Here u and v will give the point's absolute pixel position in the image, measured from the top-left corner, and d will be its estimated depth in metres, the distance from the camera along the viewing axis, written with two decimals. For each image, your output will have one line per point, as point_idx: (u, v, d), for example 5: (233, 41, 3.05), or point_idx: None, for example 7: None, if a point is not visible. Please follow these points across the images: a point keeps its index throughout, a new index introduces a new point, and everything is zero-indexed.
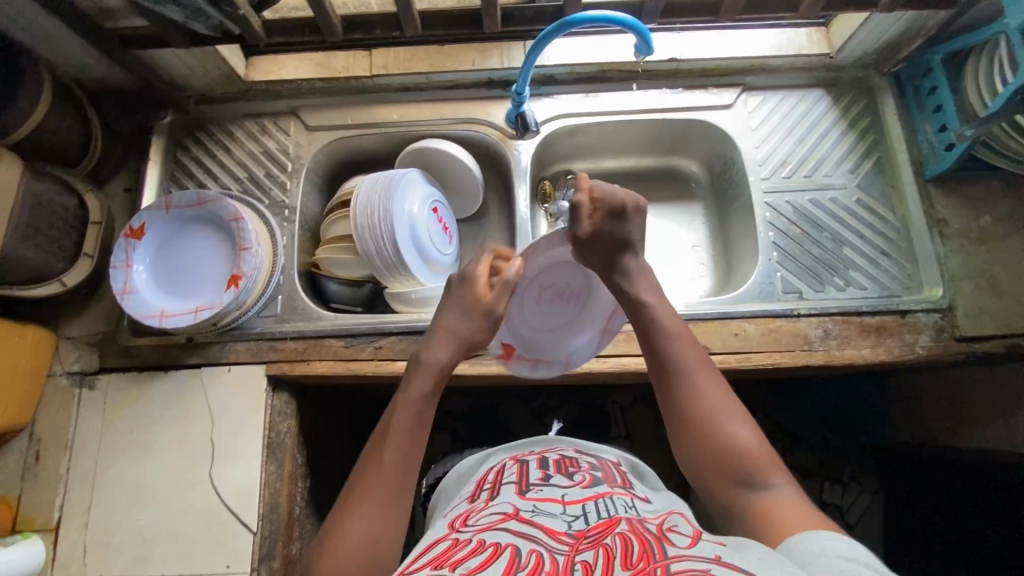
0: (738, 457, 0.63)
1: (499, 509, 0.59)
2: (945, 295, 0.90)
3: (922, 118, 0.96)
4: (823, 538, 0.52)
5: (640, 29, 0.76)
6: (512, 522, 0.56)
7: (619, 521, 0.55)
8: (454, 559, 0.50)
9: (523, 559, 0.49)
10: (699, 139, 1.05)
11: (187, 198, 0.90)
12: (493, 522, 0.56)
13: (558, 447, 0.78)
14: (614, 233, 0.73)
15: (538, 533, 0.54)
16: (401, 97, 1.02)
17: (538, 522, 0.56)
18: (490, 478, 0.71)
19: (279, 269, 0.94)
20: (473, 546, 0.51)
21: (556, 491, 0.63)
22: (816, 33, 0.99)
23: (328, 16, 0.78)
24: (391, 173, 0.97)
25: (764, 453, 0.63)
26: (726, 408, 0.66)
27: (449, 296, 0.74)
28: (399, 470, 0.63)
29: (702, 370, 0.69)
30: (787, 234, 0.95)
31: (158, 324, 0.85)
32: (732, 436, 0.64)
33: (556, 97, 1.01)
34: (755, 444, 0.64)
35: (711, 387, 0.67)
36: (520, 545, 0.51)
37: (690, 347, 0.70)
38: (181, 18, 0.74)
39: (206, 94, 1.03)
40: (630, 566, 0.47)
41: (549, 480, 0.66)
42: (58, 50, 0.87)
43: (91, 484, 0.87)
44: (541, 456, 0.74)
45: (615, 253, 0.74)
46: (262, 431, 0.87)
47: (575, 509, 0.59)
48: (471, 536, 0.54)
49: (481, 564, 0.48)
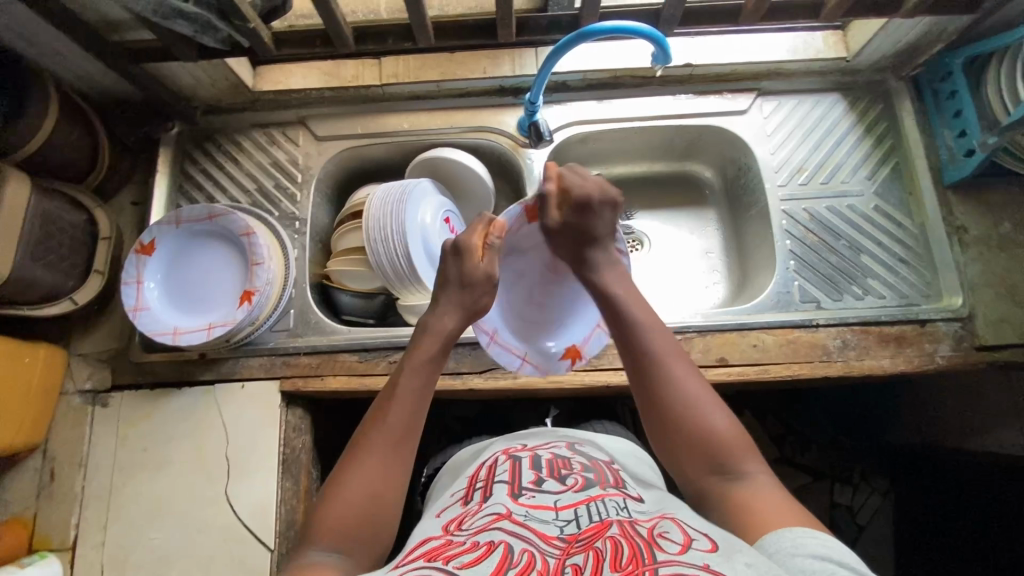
0: (712, 442, 0.63)
1: (492, 510, 0.58)
2: (965, 304, 0.89)
3: (941, 122, 0.94)
4: (799, 536, 0.52)
5: (658, 39, 0.75)
6: (505, 522, 0.55)
7: (610, 525, 0.54)
8: (447, 554, 0.51)
9: (515, 558, 0.49)
10: (712, 144, 1.04)
11: (198, 211, 0.88)
12: (487, 523, 0.56)
13: (552, 445, 0.75)
14: (585, 223, 0.75)
15: (530, 536, 0.53)
16: (411, 106, 1.01)
17: (531, 525, 0.55)
18: (483, 473, 0.70)
19: (291, 283, 0.93)
20: (467, 545, 0.52)
21: (549, 497, 0.61)
22: (833, 37, 0.97)
23: (339, 27, 0.77)
24: (402, 184, 0.96)
25: (736, 436, 0.63)
26: (700, 394, 0.65)
27: (445, 256, 0.75)
28: (400, 426, 0.63)
29: (675, 359, 0.68)
30: (804, 242, 0.94)
31: (172, 341, 0.84)
32: (705, 422, 0.64)
33: (568, 104, 0.99)
34: (728, 427, 0.64)
35: (684, 373, 0.66)
36: (513, 543, 0.51)
37: (662, 336, 0.69)
38: (189, 32, 0.72)
39: (213, 105, 1.01)
40: (619, 569, 0.46)
41: (541, 486, 0.63)
42: (63, 63, 0.85)
43: (106, 503, 0.86)
44: (535, 454, 0.72)
45: (581, 247, 0.76)
46: (278, 447, 0.87)
47: (568, 514, 0.57)
48: (465, 538, 0.54)
49: (474, 560, 0.49)
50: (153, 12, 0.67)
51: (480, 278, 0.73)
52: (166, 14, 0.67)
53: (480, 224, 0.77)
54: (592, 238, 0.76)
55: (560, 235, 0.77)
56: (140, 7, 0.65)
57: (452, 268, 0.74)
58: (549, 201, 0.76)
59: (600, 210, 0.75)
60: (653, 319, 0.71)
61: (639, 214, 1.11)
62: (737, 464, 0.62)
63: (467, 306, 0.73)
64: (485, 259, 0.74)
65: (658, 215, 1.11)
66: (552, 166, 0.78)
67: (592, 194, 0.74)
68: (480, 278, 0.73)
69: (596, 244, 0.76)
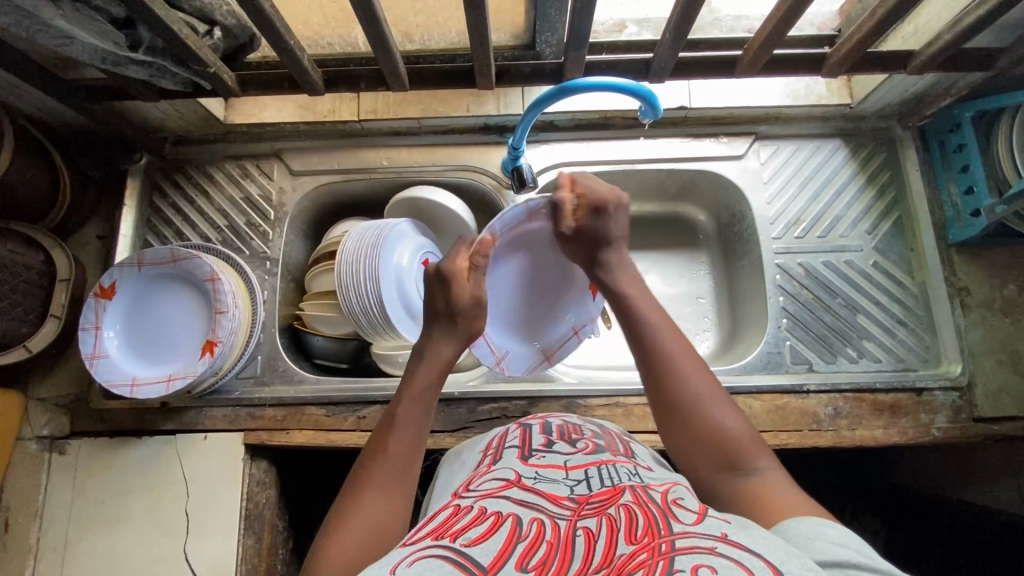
0: (719, 441, 0.55)
1: (500, 475, 0.53)
2: (964, 372, 0.84)
3: (947, 177, 0.89)
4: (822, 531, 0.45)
5: (647, 94, 0.72)
6: (514, 489, 0.50)
7: (623, 491, 0.49)
8: (454, 530, 0.44)
9: (523, 531, 0.43)
10: (706, 189, 0.99)
11: (161, 255, 0.84)
12: (494, 489, 0.50)
13: (564, 416, 0.70)
14: (601, 228, 0.69)
15: (540, 500, 0.48)
16: (392, 141, 0.96)
17: (540, 488, 0.50)
18: (494, 441, 0.65)
19: (259, 328, 0.89)
20: (474, 514, 0.46)
21: (559, 457, 0.57)
22: (836, 81, 0.92)
23: (307, 71, 0.73)
24: (381, 224, 0.90)
25: (748, 436, 0.55)
26: (710, 392, 0.57)
27: (430, 283, 0.70)
28: (403, 453, 0.58)
29: (687, 357, 0.60)
30: (798, 299, 0.90)
31: (129, 393, 0.80)
32: (715, 419, 0.56)
33: (554, 144, 0.94)
34: (739, 428, 0.56)
35: (694, 370, 0.59)
36: (521, 514, 0.46)
37: (671, 331, 0.61)
38: (146, 77, 0.69)
39: (183, 135, 0.96)
40: (634, 541, 0.41)
41: (551, 446, 0.59)
42: (20, 96, 0.81)
43: (62, 556, 0.83)
44: (544, 420, 0.67)
45: (596, 249, 0.70)
46: (239, 504, 0.83)
47: (578, 474, 0.53)
48: (472, 503, 0.48)
49: (482, 535, 0.43)
50: (102, 61, 0.65)
51: (469, 302, 0.68)
52: (117, 60, 0.65)
53: (463, 248, 0.72)
54: (606, 241, 0.69)
55: (590, 246, 0.70)
56: (88, 58, 0.63)
57: (439, 296, 0.69)
58: (563, 207, 0.71)
59: (615, 215, 0.69)
60: (662, 314, 0.64)
61: (628, 256, 1.06)
62: (748, 461, 0.54)
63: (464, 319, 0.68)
64: (472, 282, 0.69)
65: (648, 257, 1.06)
66: (564, 174, 0.72)
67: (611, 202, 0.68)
68: (469, 303, 0.68)
69: (612, 246, 0.69)
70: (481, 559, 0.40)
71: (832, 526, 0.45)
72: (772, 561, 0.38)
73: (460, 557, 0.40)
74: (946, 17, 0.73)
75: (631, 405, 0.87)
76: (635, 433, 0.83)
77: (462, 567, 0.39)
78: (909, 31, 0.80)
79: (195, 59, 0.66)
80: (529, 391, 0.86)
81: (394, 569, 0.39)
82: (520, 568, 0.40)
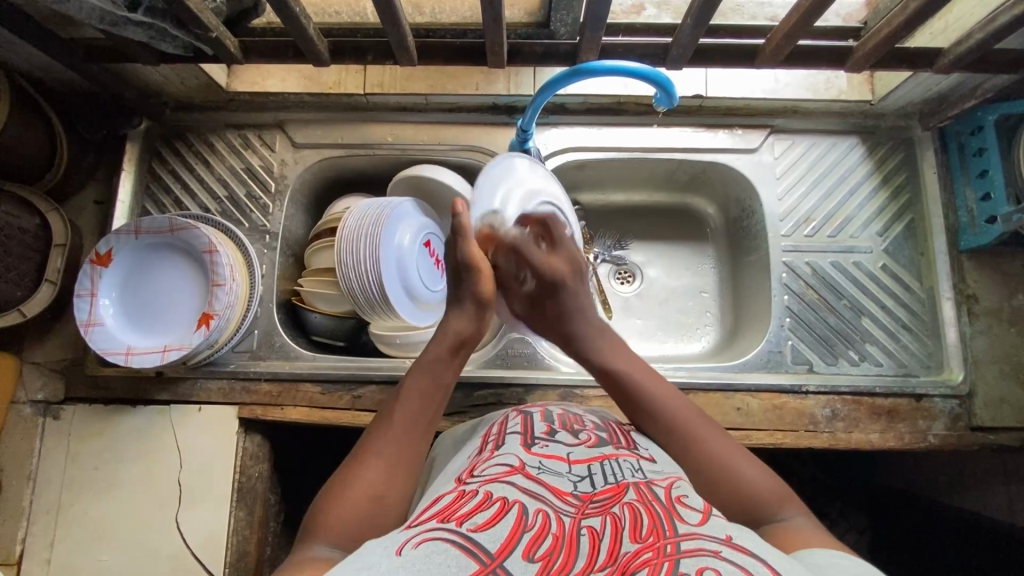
0: (751, 499, 0.53)
1: (503, 461, 0.52)
2: (966, 381, 0.84)
3: (964, 181, 0.87)
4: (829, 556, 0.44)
5: (665, 81, 0.70)
6: (518, 477, 0.49)
7: (626, 488, 0.48)
8: (460, 514, 0.44)
9: (529, 520, 0.43)
10: (717, 181, 0.97)
11: (159, 223, 0.83)
12: (499, 474, 0.50)
13: (563, 404, 0.69)
14: (557, 303, 0.70)
15: (544, 491, 0.47)
16: (397, 117, 0.94)
17: (544, 480, 0.49)
18: (493, 428, 0.63)
19: (256, 301, 0.88)
20: (479, 501, 0.45)
21: (562, 448, 0.55)
22: (859, 76, 0.89)
23: (313, 42, 0.70)
24: (385, 201, 0.86)
25: (772, 486, 0.54)
26: (724, 449, 0.57)
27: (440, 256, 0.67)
28: (411, 424, 0.57)
29: (696, 422, 0.60)
30: (803, 299, 0.89)
31: (124, 362, 0.79)
32: (740, 474, 0.54)
33: (564, 128, 0.92)
34: (765, 483, 0.54)
35: (706, 432, 0.58)
36: (527, 503, 0.45)
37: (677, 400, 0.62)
38: (145, 38, 0.67)
39: (184, 101, 0.94)
40: (638, 540, 0.41)
41: (554, 436, 0.58)
42: (16, 53, 0.78)
43: (54, 519, 0.83)
44: (543, 408, 0.66)
45: (558, 317, 0.70)
46: (233, 476, 0.84)
47: (581, 470, 0.52)
48: (477, 488, 0.47)
49: (489, 522, 0.42)
50: (98, 20, 0.61)
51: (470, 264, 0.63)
52: (116, 20, 0.62)
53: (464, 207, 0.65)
54: (563, 317, 0.70)
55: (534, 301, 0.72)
56: (84, 16, 0.60)
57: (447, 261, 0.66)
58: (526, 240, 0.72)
59: (574, 291, 0.71)
60: (652, 374, 0.65)
61: (632, 246, 1.04)
62: (771, 511, 0.52)
63: (467, 293, 0.64)
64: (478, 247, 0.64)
65: (652, 246, 1.04)
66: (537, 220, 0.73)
67: (562, 270, 0.71)
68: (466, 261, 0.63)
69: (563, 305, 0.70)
70: (488, 544, 0.40)
71: (845, 556, 0.44)
72: (774, 568, 0.39)
73: (466, 542, 0.40)
74: (980, 14, 0.70)
75: None
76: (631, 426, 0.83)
77: (468, 552, 0.39)
78: (938, 27, 0.78)
79: (197, 22, 0.64)
80: (525, 377, 0.86)
81: (401, 548, 0.39)
82: (527, 558, 0.39)
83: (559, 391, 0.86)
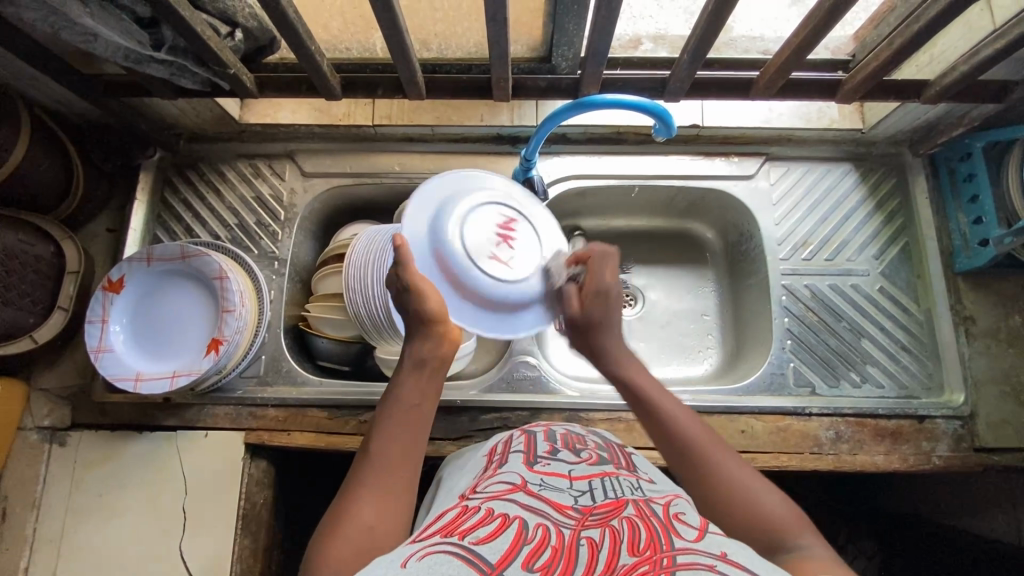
0: (771, 530, 0.51)
1: (505, 479, 0.53)
2: (966, 403, 0.84)
3: (956, 205, 0.89)
4: None
5: (662, 112, 0.72)
6: (520, 494, 0.50)
7: (626, 503, 0.49)
8: (463, 529, 0.44)
9: (529, 534, 0.43)
10: (716, 207, 0.99)
11: (170, 251, 0.85)
12: (501, 492, 0.50)
13: (565, 423, 0.70)
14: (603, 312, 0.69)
15: (545, 508, 0.48)
16: (404, 147, 0.97)
17: (545, 496, 0.50)
18: (496, 448, 0.64)
19: (264, 326, 0.89)
20: (482, 516, 0.46)
21: (563, 466, 0.56)
22: (849, 106, 0.93)
23: (326, 78, 0.73)
24: (390, 228, 0.87)
25: (790, 515, 0.52)
26: (741, 474, 0.56)
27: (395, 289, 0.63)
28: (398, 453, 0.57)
29: (715, 446, 0.59)
30: (803, 321, 0.90)
31: (132, 388, 0.80)
32: (758, 501, 0.53)
33: (565, 157, 0.95)
34: (780, 506, 0.53)
35: (722, 456, 0.58)
36: (527, 518, 0.45)
37: (694, 423, 0.61)
38: (166, 75, 0.70)
39: (197, 132, 0.97)
40: (636, 553, 0.41)
41: (556, 455, 0.59)
42: (39, 88, 0.81)
43: (57, 548, 0.82)
44: (547, 428, 0.67)
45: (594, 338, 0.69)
46: (237, 503, 0.83)
47: (582, 485, 0.52)
48: (479, 505, 0.48)
49: (491, 536, 0.43)
50: (124, 58, 0.64)
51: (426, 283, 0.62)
52: (140, 58, 0.65)
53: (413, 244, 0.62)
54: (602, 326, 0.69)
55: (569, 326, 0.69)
56: (110, 55, 0.63)
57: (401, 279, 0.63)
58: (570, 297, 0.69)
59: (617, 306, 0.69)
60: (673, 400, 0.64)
61: (633, 270, 1.06)
62: (789, 538, 0.50)
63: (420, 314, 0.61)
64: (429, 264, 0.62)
65: (653, 271, 1.06)
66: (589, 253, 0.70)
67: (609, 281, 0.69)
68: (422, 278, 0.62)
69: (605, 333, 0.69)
70: (489, 556, 0.40)
71: None
72: None
73: (467, 553, 0.40)
74: (963, 48, 0.74)
75: (634, 422, 0.86)
76: (635, 449, 0.83)
77: (469, 562, 0.39)
78: (924, 60, 0.81)
79: (215, 60, 0.67)
80: (531, 401, 0.87)
81: (405, 562, 0.39)
82: (527, 568, 0.39)
83: (564, 415, 0.86)
